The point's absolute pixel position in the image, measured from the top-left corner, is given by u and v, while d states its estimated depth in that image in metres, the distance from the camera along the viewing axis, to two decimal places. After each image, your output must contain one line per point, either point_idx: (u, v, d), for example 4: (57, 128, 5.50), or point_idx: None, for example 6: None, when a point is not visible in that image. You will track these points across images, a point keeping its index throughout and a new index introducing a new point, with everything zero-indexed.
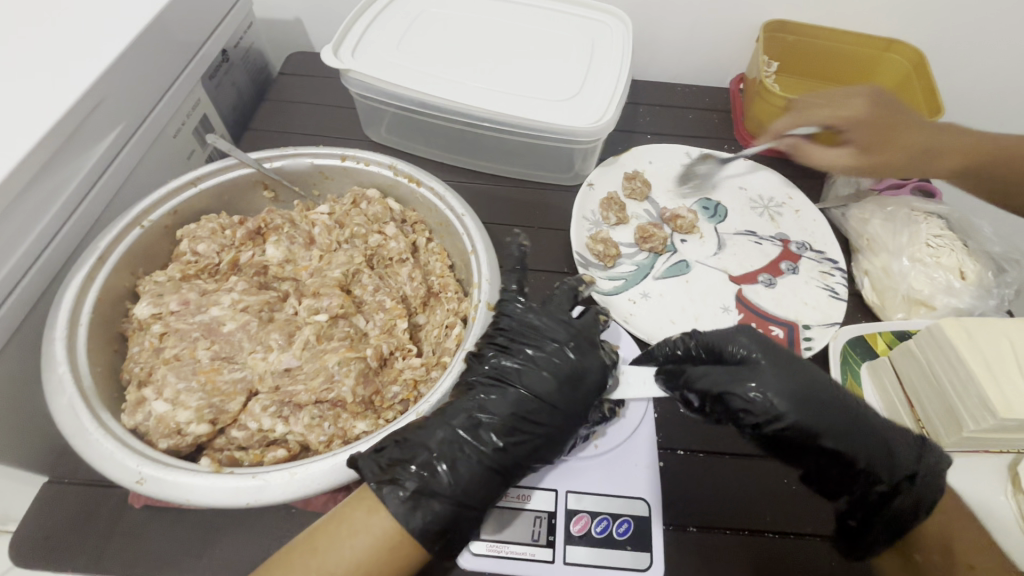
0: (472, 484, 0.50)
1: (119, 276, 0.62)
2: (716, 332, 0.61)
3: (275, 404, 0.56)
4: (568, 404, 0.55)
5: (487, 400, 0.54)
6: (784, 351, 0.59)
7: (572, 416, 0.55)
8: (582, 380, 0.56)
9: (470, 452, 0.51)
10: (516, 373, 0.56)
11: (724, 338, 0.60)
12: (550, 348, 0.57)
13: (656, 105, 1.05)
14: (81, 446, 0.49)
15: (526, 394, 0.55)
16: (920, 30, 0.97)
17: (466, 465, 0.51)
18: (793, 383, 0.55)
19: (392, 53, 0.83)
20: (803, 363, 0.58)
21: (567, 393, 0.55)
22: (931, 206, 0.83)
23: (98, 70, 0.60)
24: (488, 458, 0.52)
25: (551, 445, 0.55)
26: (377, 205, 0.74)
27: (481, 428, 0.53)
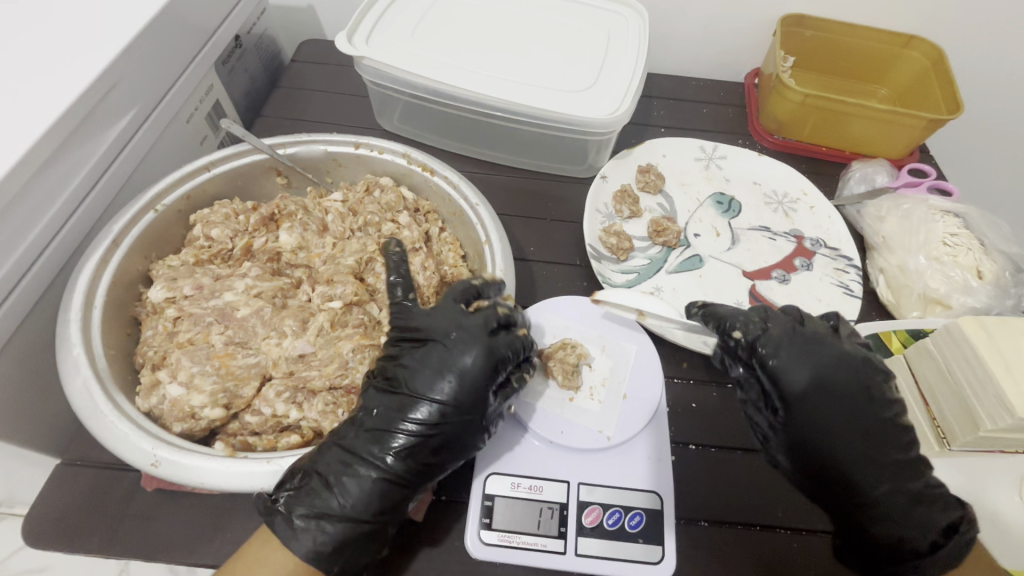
0: (368, 501, 0.49)
1: (133, 259, 0.62)
2: (788, 363, 0.54)
3: (289, 390, 0.55)
4: (468, 405, 0.52)
5: (376, 415, 0.53)
6: (829, 389, 0.54)
7: (463, 411, 0.52)
8: (476, 382, 0.53)
9: (360, 468, 0.50)
10: (413, 381, 0.53)
11: (787, 370, 0.54)
12: (448, 351, 0.54)
13: (670, 99, 1.04)
14: (96, 428, 0.49)
15: (424, 401, 0.52)
16: (940, 27, 0.96)
17: (359, 484, 0.50)
18: (818, 424, 0.54)
19: (407, 41, 0.82)
20: (842, 402, 0.54)
21: (464, 382, 0.52)
22: (949, 204, 0.82)
23: (112, 52, 0.60)
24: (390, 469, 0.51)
25: (460, 436, 0.52)
26: (390, 193, 0.73)
27: (383, 442, 0.51)
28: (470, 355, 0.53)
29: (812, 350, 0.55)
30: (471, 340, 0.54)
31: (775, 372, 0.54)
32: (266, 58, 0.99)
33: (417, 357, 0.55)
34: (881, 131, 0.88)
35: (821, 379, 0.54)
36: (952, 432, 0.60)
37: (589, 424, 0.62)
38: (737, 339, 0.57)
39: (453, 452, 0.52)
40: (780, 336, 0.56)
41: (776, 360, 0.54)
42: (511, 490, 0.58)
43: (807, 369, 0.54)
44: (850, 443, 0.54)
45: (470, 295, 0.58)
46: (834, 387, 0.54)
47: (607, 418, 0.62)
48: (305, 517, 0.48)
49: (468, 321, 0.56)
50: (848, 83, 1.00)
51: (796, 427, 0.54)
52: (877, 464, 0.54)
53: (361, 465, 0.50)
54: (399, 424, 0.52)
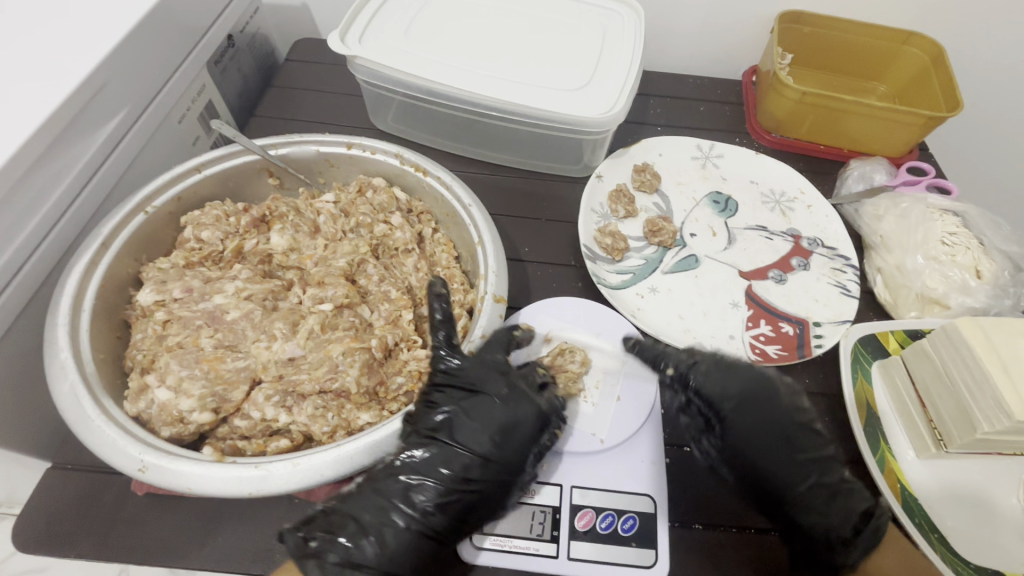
0: (402, 553, 0.50)
1: (123, 262, 0.62)
2: (709, 380, 0.59)
3: (278, 393, 0.55)
4: (512, 465, 0.54)
5: (416, 462, 0.52)
6: (750, 402, 0.58)
7: (508, 468, 0.53)
8: (523, 440, 0.54)
9: (396, 517, 0.50)
10: (458, 432, 0.54)
11: (711, 386, 0.59)
12: (498, 406, 0.55)
13: (667, 97, 1.03)
14: (84, 433, 0.49)
15: (470, 455, 0.53)
16: (941, 23, 0.95)
17: (397, 536, 0.50)
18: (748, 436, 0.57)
19: (400, 40, 0.81)
20: (762, 415, 0.58)
21: (512, 442, 0.54)
22: (947, 203, 0.81)
23: (100, 53, 0.59)
24: (428, 523, 0.51)
25: (498, 497, 0.53)
26: (382, 194, 0.73)
27: (422, 493, 0.51)
28: (523, 415, 0.55)
29: (730, 370, 0.60)
30: (523, 399, 0.56)
31: (703, 390, 0.59)
32: (260, 58, 0.98)
33: (465, 405, 0.55)
34: (880, 129, 0.87)
35: (741, 394, 0.58)
36: (948, 434, 0.60)
37: (583, 427, 0.62)
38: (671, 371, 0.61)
39: (487, 509, 0.53)
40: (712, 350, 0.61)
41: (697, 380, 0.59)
42: None
43: (732, 388, 0.59)
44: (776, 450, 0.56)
45: (510, 342, 0.59)
46: (755, 399, 0.58)
47: (600, 422, 0.62)
48: (337, 564, 0.48)
49: (517, 376, 0.57)
50: (846, 80, 0.99)
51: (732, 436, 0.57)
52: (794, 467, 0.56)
53: (399, 516, 0.50)
54: (440, 478, 0.52)
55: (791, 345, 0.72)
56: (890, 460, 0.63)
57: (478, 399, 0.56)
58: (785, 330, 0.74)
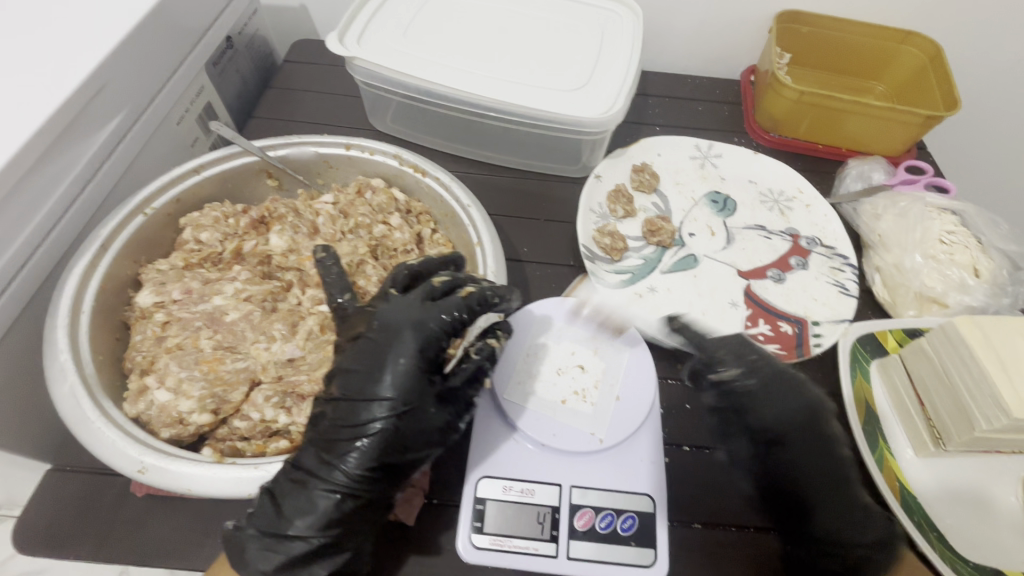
0: (331, 518, 0.48)
1: (122, 264, 0.62)
2: (766, 403, 0.58)
3: (277, 394, 0.55)
4: (409, 397, 0.50)
5: (329, 423, 0.51)
6: (806, 430, 0.57)
7: (409, 399, 0.50)
8: (412, 371, 0.50)
9: (315, 486, 0.49)
10: (353, 382, 0.51)
11: (767, 408, 0.58)
12: (387, 346, 0.51)
13: (666, 97, 1.03)
14: (84, 435, 0.49)
15: (364, 405, 0.50)
16: (939, 22, 0.95)
17: (314, 500, 0.48)
18: (794, 458, 0.57)
19: (399, 41, 0.81)
20: (816, 436, 0.57)
21: (400, 372, 0.50)
22: (946, 201, 0.82)
23: (99, 54, 0.59)
24: (346, 480, 0.49)
25: (406, 432, 0.50)
26: (381, 195, 0.73)
27: (333, 454, 0.50)
28: (399, 344, 0.51)
29: (788, 393, 0.59)
30: (397, 326, 0.52)
31: (760, 411, 0.58)
32: (258, 59, 0.98)
33: (355, 357, 0.52)
34: (878, 128, 0.87)
35: (797, 420, 0.58)
36: (946, 432, 0.60)
37: (581, 426, 0.61)
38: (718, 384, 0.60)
39: (405, 448, 0.50)
40: (746, 377, 0.59)
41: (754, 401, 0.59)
42: (502, 494, 0.58)
43: (789, 411, 0.58)
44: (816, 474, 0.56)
45: (408, 280, 0.59)
46: (813, 426, 0.58)
47: (599, 420, 0.62)
48: (261, 544, 0.48)
49: (409, 308, 0.53)
50: (845, 79, 0.99)
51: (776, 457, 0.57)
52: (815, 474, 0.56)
53: (316, 482, 0.49)
54: (347, 433, 0.50)
55: (790, 344, 0.72)
56: (888, 459, 0.63)
57: (371, 343, 0.52)
58: (784, 329, 0.74)
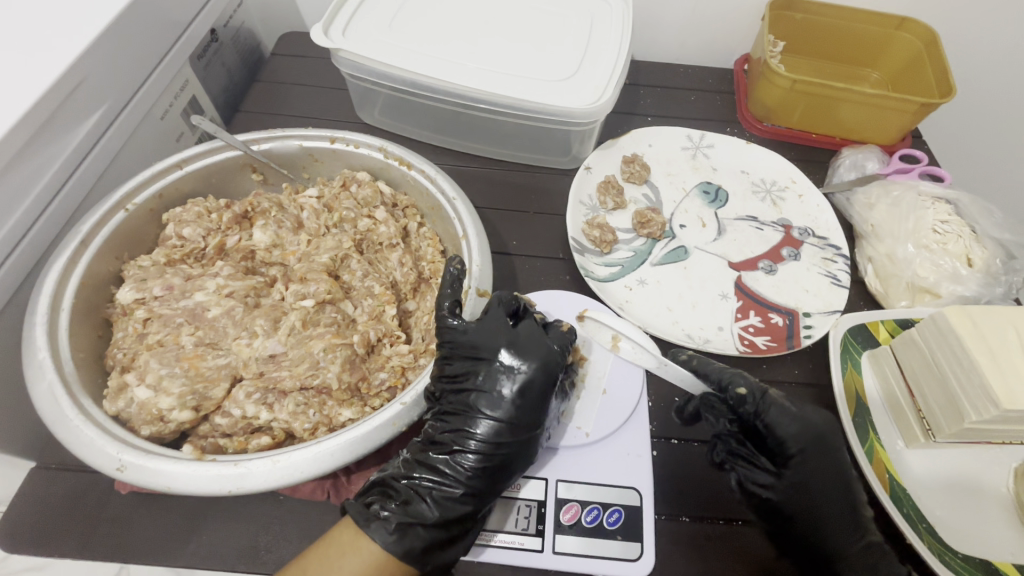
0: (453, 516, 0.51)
1: (103, 260, 0.61)
2: (788, 420, 0.55)
3: (258, 391, 0.55)
4: (535, 417, 0.55)
5: (456, 432, 0.54)
6: (821, 445, 0.55)
7: (542, 420, 0.55)
8: (542, 394, 0.55)
9: (447, 486, 0.52)
10: (479, 397, 0.55)
11: (784, 423, 0.55)
12: (513, 369, 0.55)
13: (656, 86, 1.02)
14: (62, 433, 0.48)
15: (496, 416, 0.54)
16: (934, 7, 0.93)
17: (447, 499, 0.52)
18: (810, 477, 0.54)
19: (384, 32, 0.80)
20: (833, 456, 0.55)
21: (530, 392, 0.55)
22: (940, 190, 0.81)
23: (79, 45, 0.58)
24: (472, 483, 0.53)
25: (526, 446, 0.54)
26: (366, 188, 0.72)
27: (463, 457, 0.53)
28: (533, 365, 0.55)
29: (801, 408, 0.57)
30: (531, 350, 0.56)
31: (777, 427, 0.55)
32: (244, 52, 0.97)
33: (478, 374, 0.56)
34: (872, 116, 0.86)
35: (815, 437, 0.55)
36: (936, 423, 0.59)
37: (567, 419, 0.62)
38: (742, 397, 0.56)
39: (529, 461, 0.55)
40: (774, 412, 0.55)
41: (771, 415, 0.55)
42: None
43: (809, 430, 0.55)
44: (834, 501, 0.54)
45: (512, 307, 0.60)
46: (826, 442, 0.55)
47: (585, 415, 0.62)
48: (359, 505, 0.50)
49: (529, 337, 0.57)
50: (839, 67, 0.98)
51: (793, 477, 0.55)
52: (840, 513, 0.53)
53: (447, 480, 0.53)
54: (480, 442, 0.53)
55: (781, 335, 0.72)
56: (879, 450, 0.63)
57: (492, 365, 0.56)
58: (774, 321, 0.73)
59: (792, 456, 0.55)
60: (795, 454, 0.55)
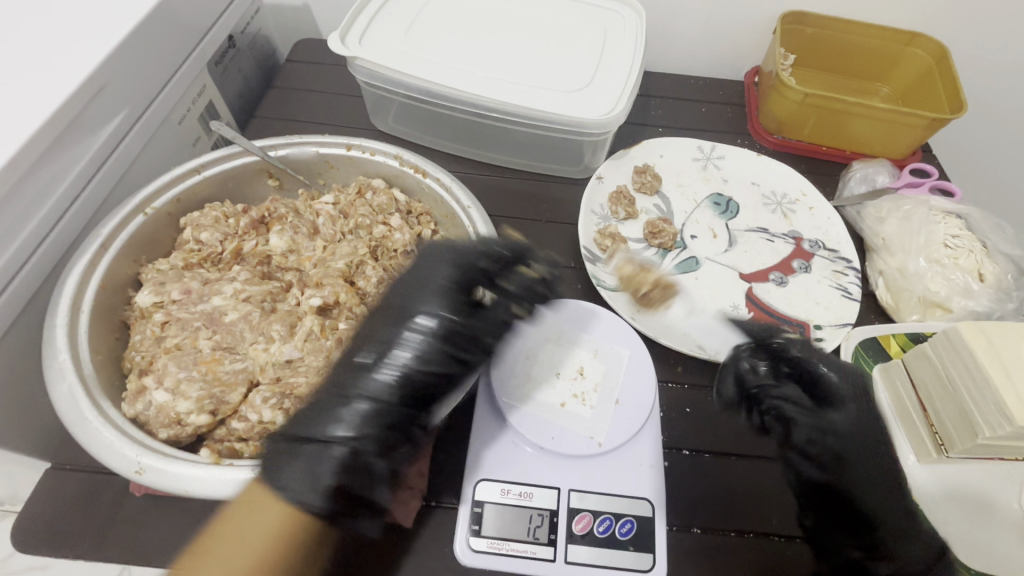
0: (388, 421, 0.53)
1: (122, 264, 0.62)
2: (834, 378, 0.64)
3: (275, 396, 0.55)
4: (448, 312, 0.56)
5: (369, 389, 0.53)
6: (863, 410, 0.63)
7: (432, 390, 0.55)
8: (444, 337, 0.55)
9: (335, 450, 0.50)
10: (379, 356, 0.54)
11: (834, 381, 0.64)
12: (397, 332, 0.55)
13: (667, 98, 1.03)
14: (81, 435, 0.49)
15: (417, 325, 0.55)
16: (947, 23, 0.94)
17: (320, 457, 0.50)
18: (858, 472, 0.59)
19: (399, 41, 0.81)
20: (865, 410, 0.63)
21: (426, 353, 0.54)
22: (951, 204, 0.81)
23: (101, 52, 0.59)
24: (392, 393, 0.53)
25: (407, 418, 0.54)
26: (382, 195, 0.73)
27: (370, 371, 0.54)
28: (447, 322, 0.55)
29: (852, 374, 0.65)
30: (438, 258, 0.59)
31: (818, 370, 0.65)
32: (260, 59, 0.98)
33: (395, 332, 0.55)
34: (883, 130, 0.87)
35: (864, 395, 0.64)
36: (950, 439, 0.59)
37: (580, 429, 0.61)
38: (764, 371, 0.64)
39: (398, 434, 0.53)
40: (814, 366, 0.65)
41: (820, 373, 0.64)
42: (501, 496, 0.58)
43: (847, 389, 0.63)
44: (862, 471, 0.58)
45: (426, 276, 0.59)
46: (869, 410, 0.63)
47: (597, 424, 0.62)
48: (332, 440, 0.51)
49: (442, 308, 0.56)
50: (850, 81, 0.99)
51: (846, 474, 0.58)
52: (862, 485, 0.58)
53: (353, 397, 0.53)
54: (397, 339, 0.55)
55: None
56: None
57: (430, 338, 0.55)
58: (786, 333, 0.73)
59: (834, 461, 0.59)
60: (845, 461, 0.59)
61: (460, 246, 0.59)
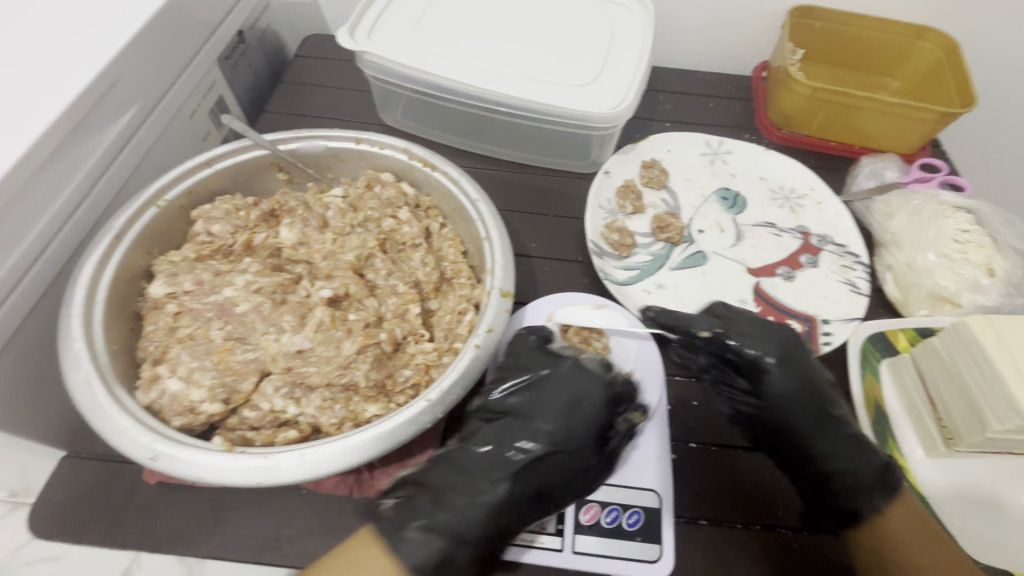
0: (503, 516, 0.50)
1: (135, 255, 0.63)
2: (750, 341, 0.59)
3: (286, 385, 0.56)
4: (588, 427, 0.55)
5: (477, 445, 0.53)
6: (786, 365, 0.59)
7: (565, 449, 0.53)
8: (578, 399, 0.56)
9: (459, 497, 0.49)
10: (530, 411, 0.55)
11: (751, 345, 0.59)
12: (533, 405, 0.55)
13: (675, 92, 1.03)
14: (97, 421, 0.50)
15: (515, 446, 0.52)
16: (958, 17, 0.93)
17: (471, 510, 0.49)
18: (784, 399, 0.58)
19: (408, 36, 0.81)
20: (801, 378, 0.58)
21: (557, 417, 0.54)
22: (961, 199, 0.80)
23: (115, 45, 0.60)
24: (512, 493, 0.51)
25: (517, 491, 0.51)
26: (391, 188, 0.74)
27: (466, 459, 0.52)
28: (577, 386, 0.56)
29: (760, 330, 0.60)
30: (582, 372, 0.57)
31: (743, 350, 0.59)
32: (270, 54, 0.99)
33: (535, 394, 0.56)
34: (893, 124, 0.86)
35: (780, 350, 0.59)
36: (958, 433, 0.59)
37: None
38: (706, 337, 0.60)
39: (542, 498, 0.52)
40: (745, 341, 0.59)
41: (738, 342, 0.59)
42: None
43: (772, 347, 0.59)
44: (805, 416, 0.57)
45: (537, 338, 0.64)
46: (790, 362, 0.59)
47: None
48: (421, 529, 0.47)
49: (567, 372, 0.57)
50: (860, 75, 0.98)
51: (771, 395, 0.58)
52: (821, 437, 0.57)
53: (478, 487, 0.50)
54: (490, 441, 0.53)
55: None
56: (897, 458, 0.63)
57: (530, 398, 0.56)
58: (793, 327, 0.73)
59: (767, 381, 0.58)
60: (767, 376, 0.58)
61: (586, 358, 0.59)
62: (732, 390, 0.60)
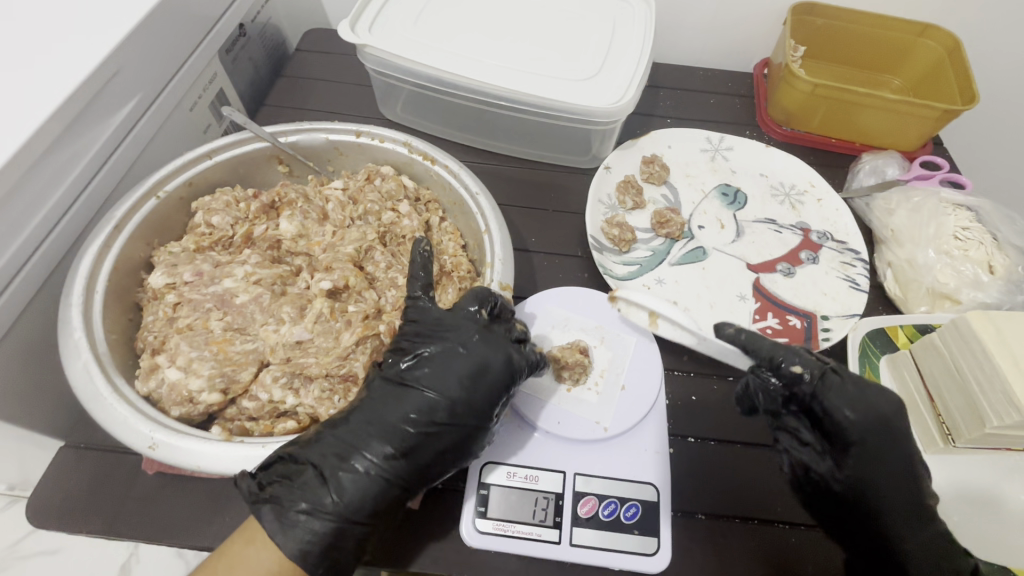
0: (395, 489, 0.50)
1: (135, 246, 0.63)
2: (843, 403, 0.54)
3: (285, 375, 0.56)
4: (484, 404, 0.53)
5: (378, 416, 0.52)
6: (880, 434, 0.54)
7: (472, 413, 0.52)
8: (473, 364, 0.53)
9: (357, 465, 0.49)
10: (424, 377, 0.53)
11: (843, 405, 0.54)
12: (421, 375, 0.53)
13: (676, 89, 1.03)
14: (96, 410, 0.50)
15: (403, 416, 0.51)
16: (960, 15, 0.93)
17: (355, 481, 0.49)
18: (867, 464, 0.54)
19: (409, 29, 0.81)
20: (882, 435, 0.54)
21: (440, 383, 0.52)
22: (962, 197, 0.80)
23: (116, 37, 0.60)
24: (402, 460, 0.50)
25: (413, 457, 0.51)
26: (391, 182, 0.73)
27: (374, 434, 0.51)
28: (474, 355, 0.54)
29: (865, 393, 0.54)
30: (480, 334, 0.55)
31: (836, 411, 0.54)
32: (271, 48, 0.99)
33: (433, 357, 0.54)
34: (894, 122, 0.86)
35: (874, 420, 0.54)
36: (957, 429, 0.59)
37: (586, 414, 0.62)
38: (795, 377, 0.54)
39: (441, 464, 0.52)
40: (834, 398, 0.54)
41: (829, 399, 0.54)
42: (507, 480, 0.58)
43: (868, 414, 0.54)
44: (894, 486, 0.54)
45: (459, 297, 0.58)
46: (888, 430, 0.54)
47: (604, 410, 0.62)
48: (306, 512, 0.48)
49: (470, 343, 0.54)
50: (861, 73, 0.98)
51: (851, 462, 0.54)
52: (891, 504, 0.54)
53: (357, 462, 0.50)
54: (393, 418, 0.51)
55: (798, 337, 0.72)
56: None
57: (429, 364, 0.54)
58: (792, 323, 0.73)
59: (848, 446, 0.54)
60: (854, 442, 0.54)
61: (491, 331, 0.55)
62: (796, 442, 0.58)
